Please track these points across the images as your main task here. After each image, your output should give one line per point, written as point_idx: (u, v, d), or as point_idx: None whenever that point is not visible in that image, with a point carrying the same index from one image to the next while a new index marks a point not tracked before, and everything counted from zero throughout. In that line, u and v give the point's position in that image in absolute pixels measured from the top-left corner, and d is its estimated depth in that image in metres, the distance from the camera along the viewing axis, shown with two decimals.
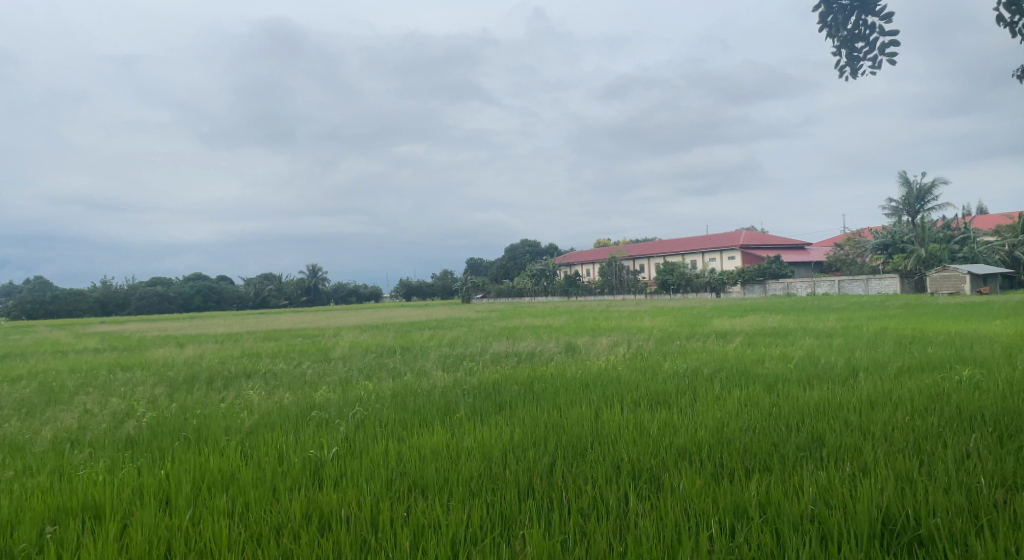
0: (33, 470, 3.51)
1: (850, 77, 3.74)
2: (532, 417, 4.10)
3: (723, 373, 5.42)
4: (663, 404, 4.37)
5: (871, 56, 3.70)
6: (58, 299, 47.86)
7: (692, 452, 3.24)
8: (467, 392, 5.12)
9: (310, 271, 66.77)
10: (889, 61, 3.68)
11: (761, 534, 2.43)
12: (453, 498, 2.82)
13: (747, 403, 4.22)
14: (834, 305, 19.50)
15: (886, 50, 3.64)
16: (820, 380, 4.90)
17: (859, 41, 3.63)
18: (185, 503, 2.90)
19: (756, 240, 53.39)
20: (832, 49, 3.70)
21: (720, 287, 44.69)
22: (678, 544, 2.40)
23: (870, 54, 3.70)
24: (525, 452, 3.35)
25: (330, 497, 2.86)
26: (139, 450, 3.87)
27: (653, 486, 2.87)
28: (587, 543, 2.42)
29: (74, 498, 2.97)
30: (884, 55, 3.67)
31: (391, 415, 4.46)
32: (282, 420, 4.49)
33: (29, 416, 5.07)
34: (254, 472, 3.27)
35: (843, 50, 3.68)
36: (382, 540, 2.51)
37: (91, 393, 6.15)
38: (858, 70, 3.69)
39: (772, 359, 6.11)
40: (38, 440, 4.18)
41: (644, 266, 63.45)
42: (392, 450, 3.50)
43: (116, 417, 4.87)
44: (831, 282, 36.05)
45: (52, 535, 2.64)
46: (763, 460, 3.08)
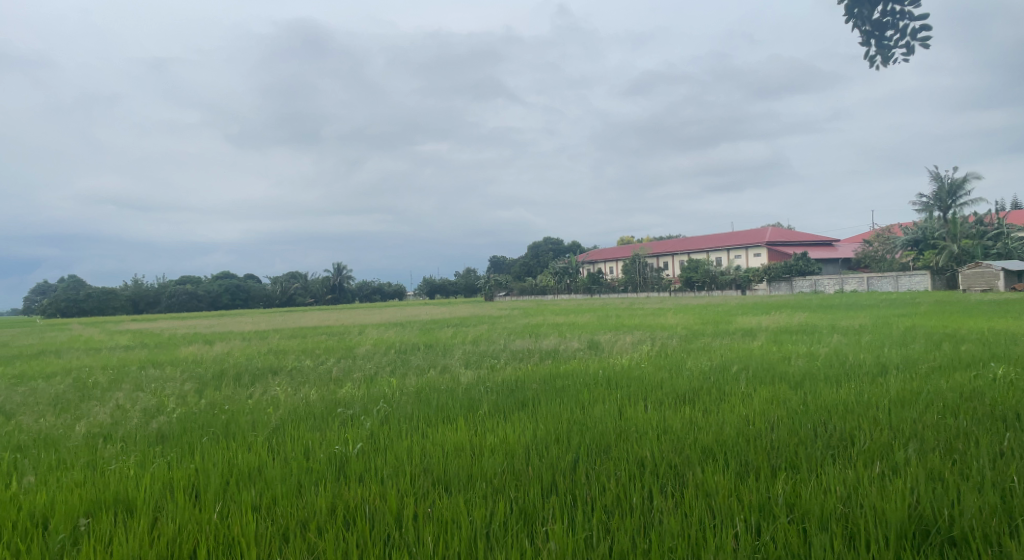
0: (68, 464, 3.61)
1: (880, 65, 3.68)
2: (555, 415, 4.10)
3: (748, 371, 5.35)
4: (686, 402, 4.33)
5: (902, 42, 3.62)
6: (91, 297, 49.02)
7: (717, 449, 3.21)
8: (491, 390, 5.14)
9: (335, 271, 67.61)
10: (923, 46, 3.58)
11: (787, 533, 2.41)
12: (476, 494, 2.84)
13: (773, 401, 4.17)
14: (860, 305, 17.19)
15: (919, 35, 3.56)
16: (848, 378, 4.82)
17: (888, 29, 3.58)
18: (214, 498, 2.96)
19: (783, 237, 52.74)
20: (860, 37, 3.64)
21: (746, 285, 44.21)
22: (702, 542, 2.39)
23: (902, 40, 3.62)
24: (548, 449, 3.35)
25: (355, 492, 2.90)
26: (170, 445, 3.96)
27: (678, 484, 2.86)
28: (610, 541, 2.42)
29: (107, 492, 3.05)
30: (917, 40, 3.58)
31: (415, 412, 4.50)
32: (308, 417, 4.55)
33: (64, 411, 5.23)
34: (281, 467, 3.32)
35: (871, 39, 3.62)
36: (406, 535, 2.54)
37: (123, 389, 6.33)
38: (887, 59, 3.63)
39: (798, 356, 6.08)
40: (73, 435, 4.29)
41: (668, 263, 63.02)
42: (415, 447, 3.52)
43: (147, 412, 5.00)
44: (861, 280, 35.40)
45: (86, 528, 2.71)
46: (789, 458, 3.05)
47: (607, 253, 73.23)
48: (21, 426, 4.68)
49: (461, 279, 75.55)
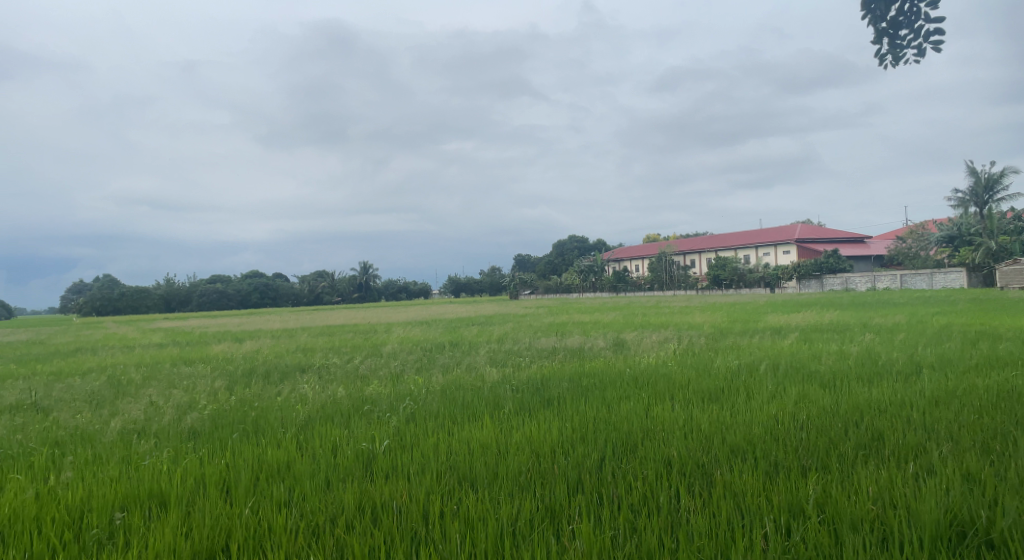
0: (104, 459, 3.70)
1: (890, 65, 3.66)
2: (580, 413, 4.09)
3: (778, 370, 5.26)
4: (714, 400, 4.28)
5: (914, 44, 3.60)
6: (125, 296, 50.13)
7: (746, 449, 3.17)
8: (516, 388, 5.14)
9: (362, 270, 68.25)
10: (934, 49, 3.57)
11: (818, 534, 2.37)
12: (502, 492, 2.85)
13: (802, 401, 4.09)
14: (882, 305, 15.62)
15: (930, 38, 3.55)
16: (880, 377, 4.74)
17: (904, 28, 3.53)
18: (244, 493, 3.01)
19: (813, 234, 51.78)
20: (873, 35, 3.61)
21: (775, 282, 43.61)
22: (731, 542, 2.36)
23: (914, 42, 3.60)
24: (573, 448, 3.34)
25: (382, 489, 2.92)
26: (201, 441, 4.04)
27: (706, 483, 2.83)
28: (637, 540, 2.40)
29: (141, 487, 3.11)
30: (928, 43, 3.57)
31: (441, 409, 4.52)
32: (335, 414, 4.61)
33: (100, 408, 5.36)
34: (310, 463, 3.37)
35: (884, 38, 3.59)
36: (433, 532, 2.56)
37: (156, 386, 6.46)
38: (898, 59, 3.61)
39: (829, 355, 5.94)
40: (108, 431, 4.40)
41: (695, 261, 62.48)
42: (441, 445, 3.54)
43: (180, 409, 5.10)
44: (894, 277, 34.74)
45: (121, 522, 2.77)
46: (819, 458, 3.00)
47: (633, 251, 72.69)
48: (59, 422, 4.80)
49: (486, 278, 75.66)
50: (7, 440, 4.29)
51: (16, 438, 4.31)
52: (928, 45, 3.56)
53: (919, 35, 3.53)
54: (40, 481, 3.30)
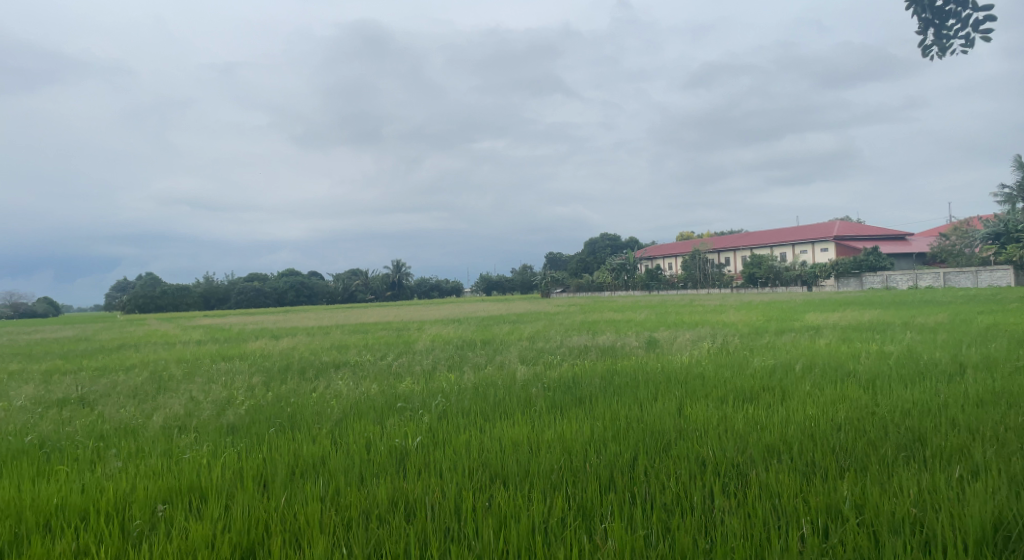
0: (147, 453, 3.82)
1: (937, 57, 3.55)
2: (612, 412, 4.08)
3: (815, 369, 5.17)
4: (749, 400, 4.23)
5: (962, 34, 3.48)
6: (167, 294, 51.57)
7: (781, 449, 3.13)
8: (547, 386, 5.15)
9: (395, 269, 69.02)
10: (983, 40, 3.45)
11: (857, 537, 2.33)
12: (534, 490, 2.86)
13: (840, 401, 4.02)
14: (915, 305, 14.78)
15: (979, 27, 3.42)
16: (921, 377, 4.64)
17: (950, 18, 3.42)
18: (281, 488, 3.08)
19: (851, 231, 50.55)
20: (918, 25, 3.51)
21: (812, 281, 42.68)
22: (767, 543, 2.34)
23: (961, 32, 3.48)
24: (605, 447, 3.33)
25: (415, 484, 2.97)
26: (239, 435, 4.14)
27: (740, 483, 2.80)
28: (670, 540, 2.39)
29: (182, 479, 3.21)
30: (977, 32, 3.45)
31: (473, 407, 4.55)
32: (369, 410, 4.68)
33: (143, 402, 5.54)
34: (345, 458, 3.44)
35: (930, 28, 3.49)
36: (465, 528, 2.59)
37: (196, 381, 6.65)
38: (945, 50, 3.49)
39: (868, 355, 5.79)
40: (150, 425, 4.54)
41: (730, 259, 61.65)
42: (474, 441, 3.58)
43: (218, 404, 5.24)
44: (937, 275, 33.75)
45: (163, 513, 2.86)
46: (858, 459, 2.94)
47: (666, 249, 71.96)
48: (105, 416, 4.99)
49: (518, 276, 75.63)
50: (56, 432, 4.47)
51: (65, 431, 4.48)
52: (977, 35, 3.44)
53: (967, 24, 3.41)
54: (87, 473, 3.43)
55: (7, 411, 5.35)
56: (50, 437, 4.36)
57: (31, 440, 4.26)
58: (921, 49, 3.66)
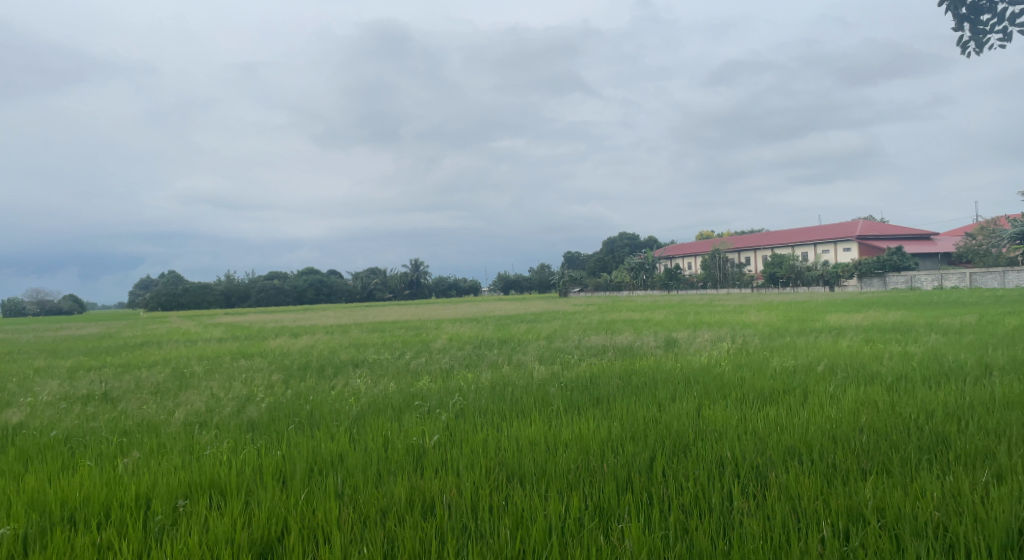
0: (168, 448, 3.88)
1: (974, 53, 3.49)
2: (629, 412, 4.06)
3: (836, 370, 5.11)
4: (770, 401, 4.18)
5: (998, 28, 3.43)
6: (189, 292, 52.30)
7: (801, 451, 3.10)
8: (564, 385, 5.14)
9: (413, 268, 69.35)
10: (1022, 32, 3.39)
11: (879, 540, 2.30)
12: (550, 489, 2.85)
13: (862, 402, 3.96)
14: (941, 305, 14.69)
15: (1016, 20, 3.36)
16: (946, 378, 4.56)
17: (985, 12, 3.37)
18: (300, 484, 3.10)
19: (874, 230, 49.85)
20: (952, 22, 3.46)
21: (834, 281, 42.12)
22: (786, 546, 2.31)
23: (998, 25, 3.42)
24: (622, 447, 3.32)
25: (431, 482, 2.98)
26: (259, 432, 4.19)
27: (759, 484, 2.78)
28: (688, 541, 2.37)
29: (202, 475, 3.25)
30: (1015, 25, 3.39)
31: (490, 405, 4.56)
32: (387, 408, 4.71)
33: (165, 399, 5.62)
34: (362, 455, 3.46)
35: (964, 24, 3.44)
36: (482, 527, 2.59)
37: (217, 378, 6.73)
38: (982, 45, 3.43)
39: (892, 356, 5.71)
40: (172, 421, 4.61)
41: (749, 259, 61.12)
42: (490, 440, 3.58)
43: (239, 401, 5.30)
44: (962, 275, 33.14)
45: (184, 509, 2.89)
46: (881, 462, 2.89)
47: (685, 248, 71.48)
48: (127, 412, 5.07)
49: (536, 276, 75.60)
50: (81, 428, 4.55)
51: (89, 427, 4.56)
52: (1016, 27, 3.38)
53: (1004, 18, 3.35)
54: (109, 468, 3.48)
55: (34, 407, 5.45)
56: (76, 432, 4.44)
57: (56, 434, 4.34)
58: (956, 45, 3.60)
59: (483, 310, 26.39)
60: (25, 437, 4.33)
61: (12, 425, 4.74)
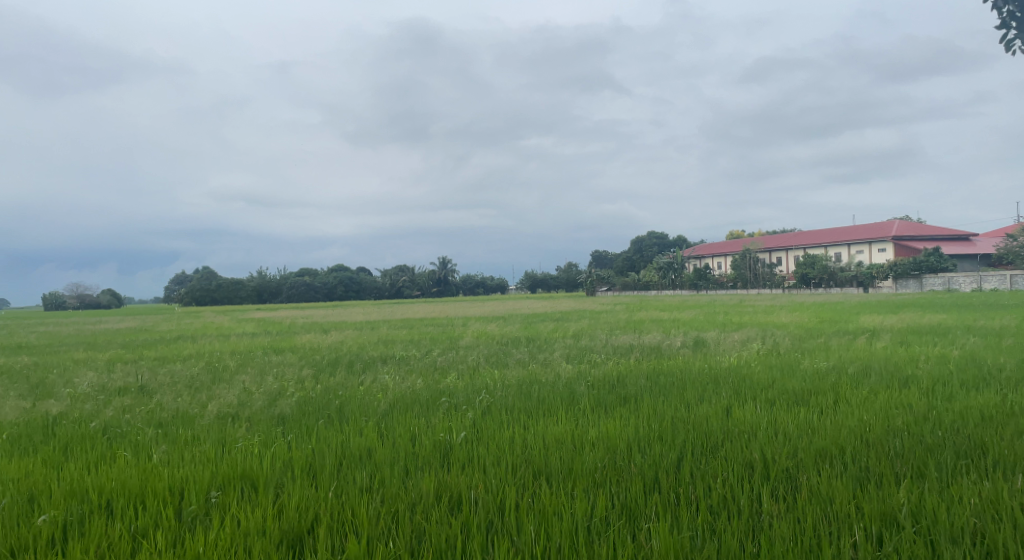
0: (202, 440, 3.97)
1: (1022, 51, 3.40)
2: (657, 412, 4.05)
3: (870, 373, 5.02)
4: (800, 403, 4.13)
5: None
6: (222, 288, 53.38)
7: (834, 453, 3.05)
8: (592, 384, 5.14)
9: (441, 266, 69.79)
10: None
11: (913, 545, 2.26)
12: (576, 488, 2.86)
13: (896, 404, 3.91)
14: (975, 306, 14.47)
15: None
16: (984, 382, 4.45)
17: None
18: (328, 478, 3.15)
19: (911, 231, 48.73)
20: (999, 20, 3.38)
21: (868, 281, 41.28)
22: (817, 550, 2.29)
23: None
24: (650, 446, 3.32)
25: (458, 478, 3.01)
26: (289, 426, 4.27)
27: (790, 487, 2.75)
28: (717, 542, 2.36)
29: (234, 468, 3.32)
30: None
31: (516, 403, 4.59)
32: (414, 404, 4.77)
33: (198, 392, 5.76)
34: (390, 451, 3.50)
35: (1012, 22, 3.35)
36: (510, 522, 2.62)
37: (249, 373, 6.88)
38: None
39: (927, 358, 5.61)
40: (206, 414, 4.73)
41: (781, 259, 60.27)
42: (516, 438, 3.60)
43: (270, 395, 5.41)
44: (1003, 276, 32.30)
45: (216, 500, 2.96)
46: (915, 466, 2.84)
47: (715, 247, 70.77)
48: (163, 404, 5.20)
49: (563, 275, 75.47)
50: (119, 419, 4.68)
51: (126, 418, 4.69)
52: None
53: None
54: (143, 459, 3.58)
55: (74, 398, 5.62)
56: (113, 423, 4.57)
57: (95, 425, 4.47)
58: (1002, 42, 3.51)
59: (510, 308, 26.38)
60: (65, 428, 4.47)
61: (53, 415, 4.90)
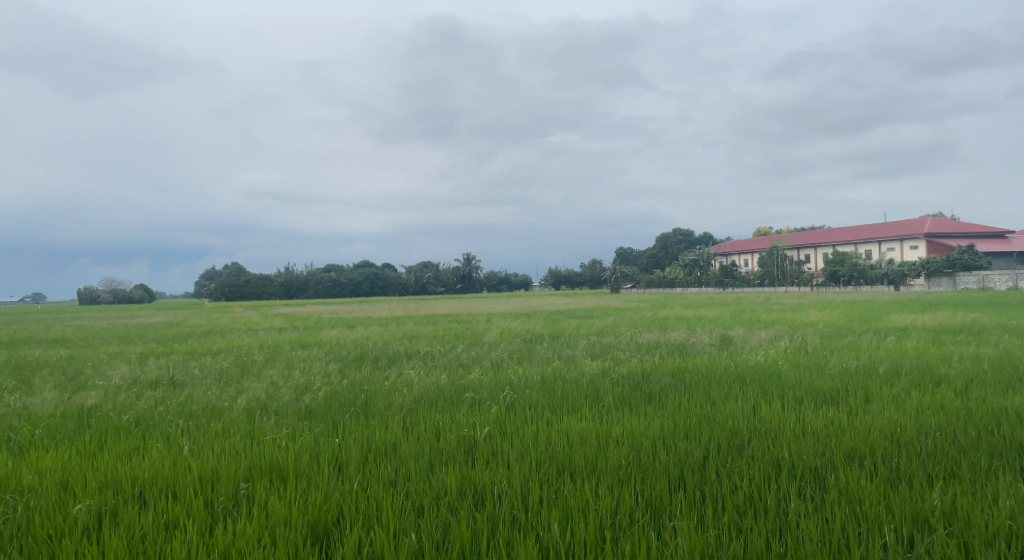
0: (231, 433, 4.06)
1: None
2: (682, 410, 4.02)
3: (901, 372, 4.94)
4: (830, 402, 4.08)
5: None
6: (250, 284, 54.28)
7: (863, 453, 3.01)
8: (616, 381, 5.14)
9: (465, 263, 70.08)
10: None
11: (945, 547, 2.23)
12: (601, 485, 2.86)
13: (929, 405, 3.82)
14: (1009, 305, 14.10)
15: None
16: (1021, 383, 4.34)
17: None
18: (354, 472, 3.19)
19: (945, 228, 47.56)
20: None
21: (900, 280, 40.37)
22: (845, 551, 2.27)
23: None
24: (676, 443, 3.31)
25: (482, 474, 3.04)
26: (316, 419, 4.34)
27: (818, 487, 2.72)
28: (742, 541, 2.35)
29: (262, 460, 3.39)
30: None
31: (541, 399, 4.61)
32: (438, 399, 4.82)
33: (228, 385, 5.89)
34: (415, 445, 3.54)
35: None
36: (533, 518, 2.63)
37: (277, 367, 7.00)
38: None
39: (961, 358, 5.50)
40: (235, 406, 4.82)
41: (810, 257, 59.29)
42: (541, 434, 3.61)
43: (296, 388, 5.51)
44: None
45: (246, 491, 3.03)
46: (948, 467, 2.79)
47: (742, 245, 69.91)
48: (193, 397, 5.32)
49: (587, 272, 75.20)
50: (150, 411, 4.80)
51: (158, 410, 4.80)
52: None
53: None
54: (175, 450, 3.67)
55: (108, 390, 5.78)
56: (145, 415, 4.68)
57: (128, 417, 4.59)
58: None
59: (533, 305, 26.31)
60: (99, 419, 4.59)
61: (88, 407, 5.04)
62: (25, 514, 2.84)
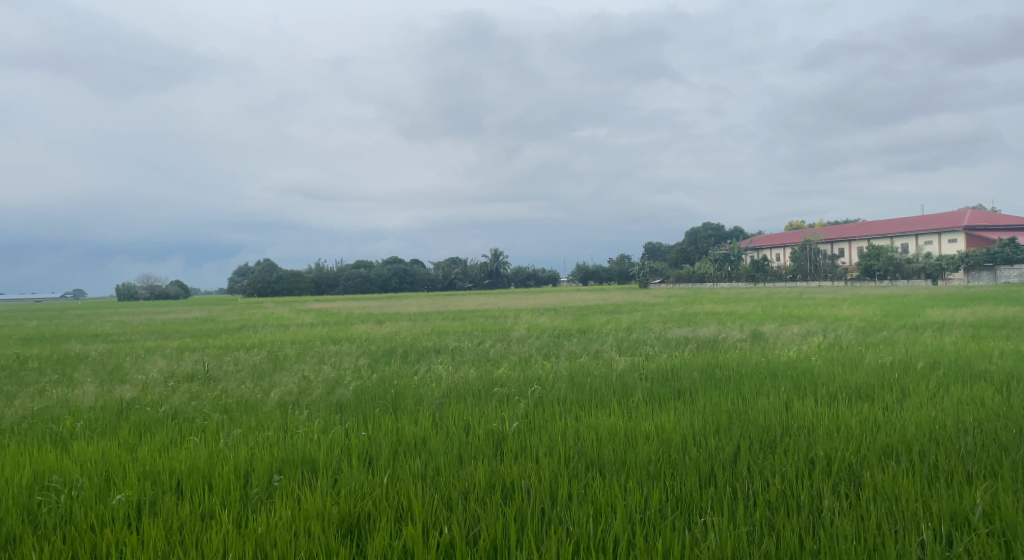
0: (266, 425, 4.15)
1: None
2: (713, 406, 3.98)
3: (939, 368, 4.81)
4: (865, 398, 4.01)
5: None
6: (282, 279, 55.28)
7: (899, 450, 2.96)
8: (645, 377, 5.11)
9: (493, 258, 70.27)
10: None
11: (985, 545, 2.19)
12: (630, 480, 2.86)
13: (968, 402, 3.73)
14: None
15: None
16: None
17: None
18: (385, 465, 3.24)
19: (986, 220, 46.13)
20: None
21: (938, 274, 39.29)
22: (881, 548, 2.24)
23: None
24: (707, 439, 3.29)
25: (511, 468, 3.06)
26: (347, 413, 4.41)
27: (853, 484, 2.68)
28: (775, 538, 2.34)
29: (296, 452, 3.46)
30: None
31: (569, 394, 4.61)
32: (467, 393, 4.85)
33: (261, 379, 6.00)
34: (444, 439, 3.58)
35: None
36: (562, 512, 2.64)
37: (309, 361, 7.12)
38: None
39: (1002, 353, 5.33)
40: (268, 400, 4.92)
41: (844, 250, 58.06)
42: (570, 429, 3.62)
43: (327, 382, 5.60)
44: None
45: (279, 483, 3.10)
46: (988, 465, 2.72)
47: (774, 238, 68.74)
48: (228, 391, 5.45)
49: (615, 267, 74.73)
50: (186, 405, 4.92)
51: (194, 404, 4.93)
52: None
53: None
54: (211, 442, 3.77)
55: (145, 384, 5.96)
56: (181, 409, 4.80)
57: (165, 410, 4.72)
58: None
59: (561, 300, 26.27)
60: (137, 412, 4.73)
61: (127, 400, 5.19)
62: (70, 504, 2.94)
